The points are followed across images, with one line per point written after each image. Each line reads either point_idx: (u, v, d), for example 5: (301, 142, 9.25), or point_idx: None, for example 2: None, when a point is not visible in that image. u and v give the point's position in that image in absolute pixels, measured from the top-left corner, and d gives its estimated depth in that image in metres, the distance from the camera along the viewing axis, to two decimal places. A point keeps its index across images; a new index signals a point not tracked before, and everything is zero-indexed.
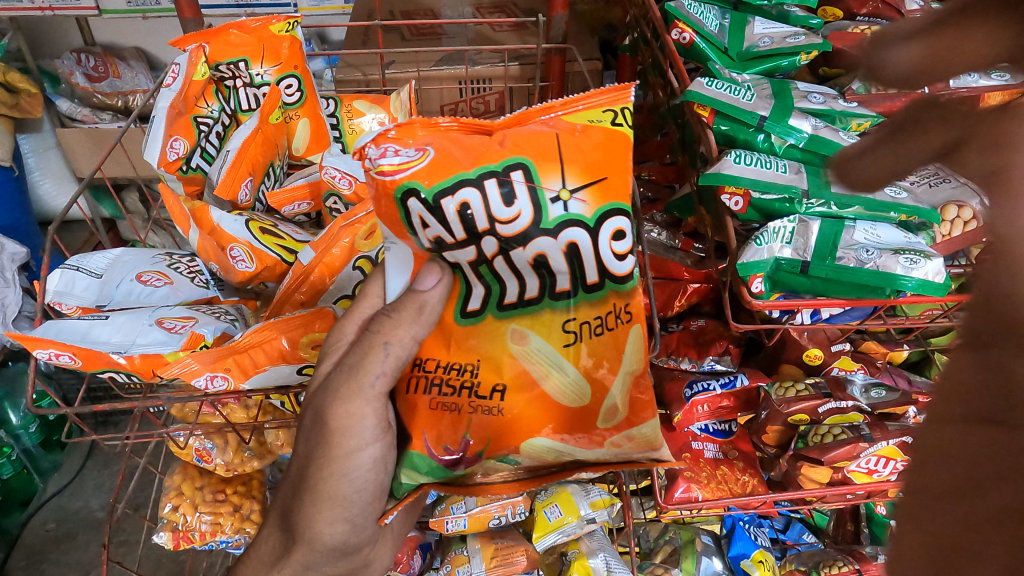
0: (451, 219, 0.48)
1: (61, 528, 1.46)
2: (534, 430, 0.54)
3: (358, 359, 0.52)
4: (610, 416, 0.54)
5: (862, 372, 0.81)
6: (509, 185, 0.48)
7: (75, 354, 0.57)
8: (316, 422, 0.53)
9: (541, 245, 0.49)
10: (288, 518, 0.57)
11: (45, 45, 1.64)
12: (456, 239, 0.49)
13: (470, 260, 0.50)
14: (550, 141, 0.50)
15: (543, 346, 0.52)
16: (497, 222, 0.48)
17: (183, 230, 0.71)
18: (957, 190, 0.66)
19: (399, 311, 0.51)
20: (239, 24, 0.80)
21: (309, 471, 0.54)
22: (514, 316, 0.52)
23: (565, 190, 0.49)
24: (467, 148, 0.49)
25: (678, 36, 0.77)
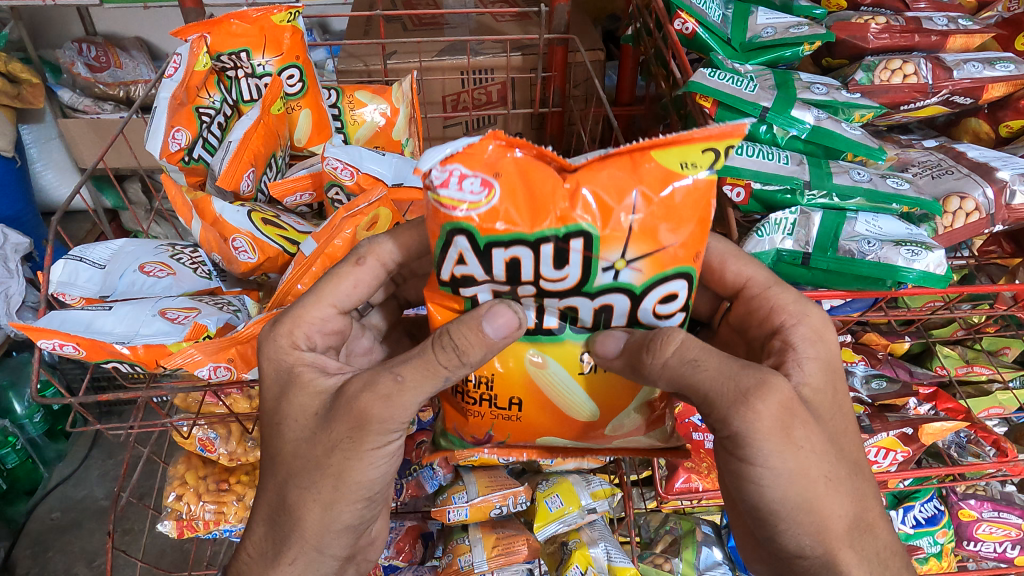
0: (496, 266, 0.46)
1: (65, 517, 1.47)
2: (547, 432, 0.56)
3: (415, 376, 0.45)
4: (617, 426, 0.56)
5: (862, 364, 0.84)
6: (565, 251, 0.45)
7: (78, 344, 0.58)
8: (344, 416, 0.46)
9: (578, 301, 0.47)
10: (286, 501, 0.49)
11: (47, 35, 1.64)
12: (492, 282, 0.47)
13: (496, 294, 0.48)
14: (625, 198, 0.44)
15: (559, 371, 0.51)
16: (543, 280, 0.46)
17: (185, 221, 0.72)
18: (958, 183, 0.67)
19: (468, 352, 0.44)
20: (240, 14, 0.79)
21: (327, 460, 0.47)
22: (533, 341, 0.50)
23: (622, 260, 0.45)
24: (531, 186, 0.44)
25: (680, 27, 0.76)
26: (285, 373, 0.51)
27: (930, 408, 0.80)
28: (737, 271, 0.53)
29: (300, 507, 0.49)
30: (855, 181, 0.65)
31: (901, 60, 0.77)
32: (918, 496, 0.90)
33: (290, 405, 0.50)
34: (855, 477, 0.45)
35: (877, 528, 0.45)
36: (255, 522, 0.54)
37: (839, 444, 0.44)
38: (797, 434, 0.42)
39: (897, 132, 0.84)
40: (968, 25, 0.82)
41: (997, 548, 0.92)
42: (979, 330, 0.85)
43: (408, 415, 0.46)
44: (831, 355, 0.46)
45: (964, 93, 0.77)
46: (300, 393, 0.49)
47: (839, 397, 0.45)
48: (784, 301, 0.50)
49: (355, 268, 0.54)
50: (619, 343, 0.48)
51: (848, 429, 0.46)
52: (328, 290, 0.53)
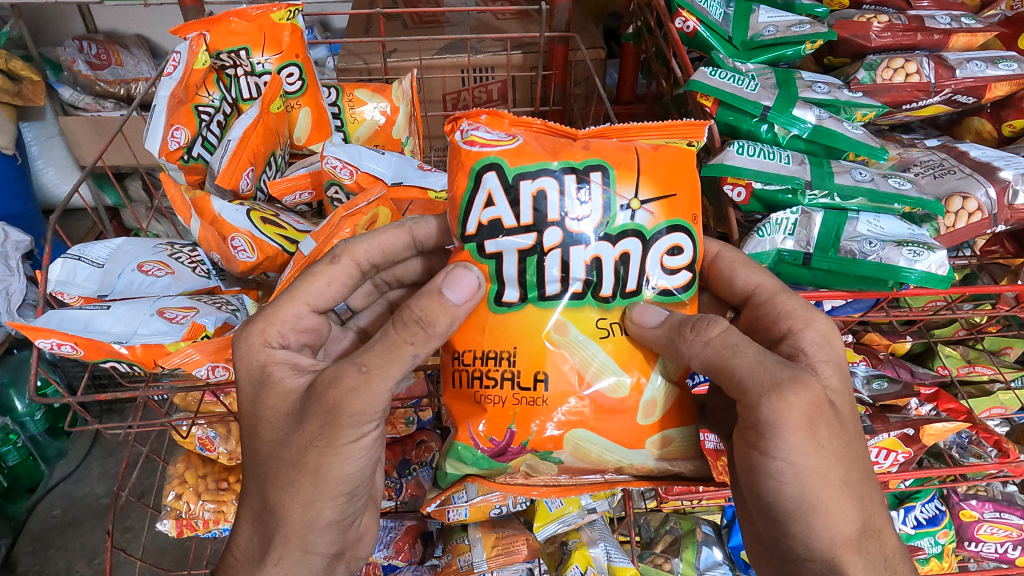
0: (523, 203, 0.50)
1: (66, 515, 1.48)
2: (575, 423, 0.50)
3: (377, 363, 0.45)
4: (652, 410, 0.52)
5: (864, 364, 0.84)
6: (586, 183, 0.50)
7: (76, 343, 0.58)
8: (316, 412, 0.46)
9: (598, 248, 0.50)
10: (269, 503, 0.49)
11: (47, 32, 1.64)
12: (517, 224, 0.49)
13: (520, 248, 0.50)
14: (629, 154, 0.52)
15: (583, 337, 0.51)
16: (567, 217, 0.50)
17: (184, 220, 0.72)
18: (961, 182, 0.66)
19: (434, 321, 0.46)
20: (239, 12, 0.79)
21: (304, 458, 0.46)
22: (555, 305, 0.50)
23: (636, 199, 0.51)
24: (547, 144, 0.52)
25: (682, 26, 0.75)
26: (257, 374, 0.50)
27: (931, 408, 0.80)
28: (746, 279, 0.53)
29: (281, 505, 0.48)
30: (856, 181, 0.65)
31: (903, 58, 0.77)
32: (919, 496, 0.89)
33: (264, 407, 0.49)
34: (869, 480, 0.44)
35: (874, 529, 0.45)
36: (241, 526, 0.53)
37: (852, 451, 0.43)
38: (821, 433, 0.42)
39: (899, 131, 0.84)
40: (971, 24, 0.81)
41: (998, 548, 0.92)
42: (981, 330, 0.85)
43: (380, 404, 0.46)
44: (841, 358, 0.46)
45: (967, 92, 0.76)
46: (272, 394, 0.49)
47: (848, 401, 0.45)
48: (791, 307, 0.49)
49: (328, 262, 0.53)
50: (658, 318, 0.50)
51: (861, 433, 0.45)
52: (300, 290, 0.53)
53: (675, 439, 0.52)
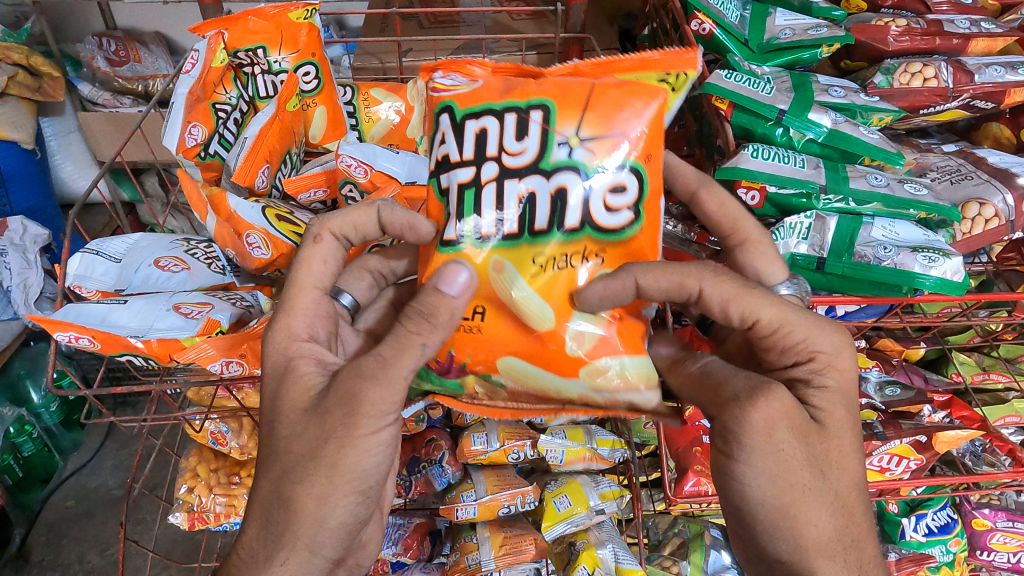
0: (467, 139, 0.53)
1: (80, 506, 1.49)
2: (506, 352, 0.53)
3: (393, 352, 0.47)
4: (582, 340, 0.52)
5: (876, 370, 0.83)
6: (526, 122, 0.52)
7: (93, 336, 0.58)
8: (336, 400, 0.46)
9: (542, 181, 0.52)
10: (282, 496, 0.47)
11: (68, 29, 1.66)
12: (465, 159, 0.53)
13: (463, 181, 0.53)
14: (578, 88, 0.53)
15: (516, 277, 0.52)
16: (505, 153, 0.52)
17: (199, 216, 0.71)
18: (978, 189, 0.66)
19: (436, 312, 0.49)
20: (257, 11, 0.80)
21: (320, 452, 0.46)
22: (493, 246, 0.52)
23: (574, 137, 0.52)
24: (511, 87, 0.54)
25: (697, 28, 0.75)
26: (281, 366, 0.51)
27: (944, 416, 0.80)
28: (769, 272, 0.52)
29: (297, 483, 0.46)
30: (872, 186, 0.64)
31: (921, 63, 0.76)
32: (930, 504, 0.89)
33: (284, 396, 0.50)
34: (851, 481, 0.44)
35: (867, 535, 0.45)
36: (249, 523, 0.51)
37: (835, 454, 0.44)
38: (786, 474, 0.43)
39: (916, 135, 0.83)
40: (991, 28, 0.81)
41: (1010, 557, 0.91)
42: (996, 338, 0.84)
43: (398, 390, 0.47)
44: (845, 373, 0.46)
45: (985, 98, 0.76)
46: (294, 385, 0.49)
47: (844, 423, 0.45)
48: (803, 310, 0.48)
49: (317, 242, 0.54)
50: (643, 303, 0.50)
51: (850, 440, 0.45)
52: (304, 276, 0.54)
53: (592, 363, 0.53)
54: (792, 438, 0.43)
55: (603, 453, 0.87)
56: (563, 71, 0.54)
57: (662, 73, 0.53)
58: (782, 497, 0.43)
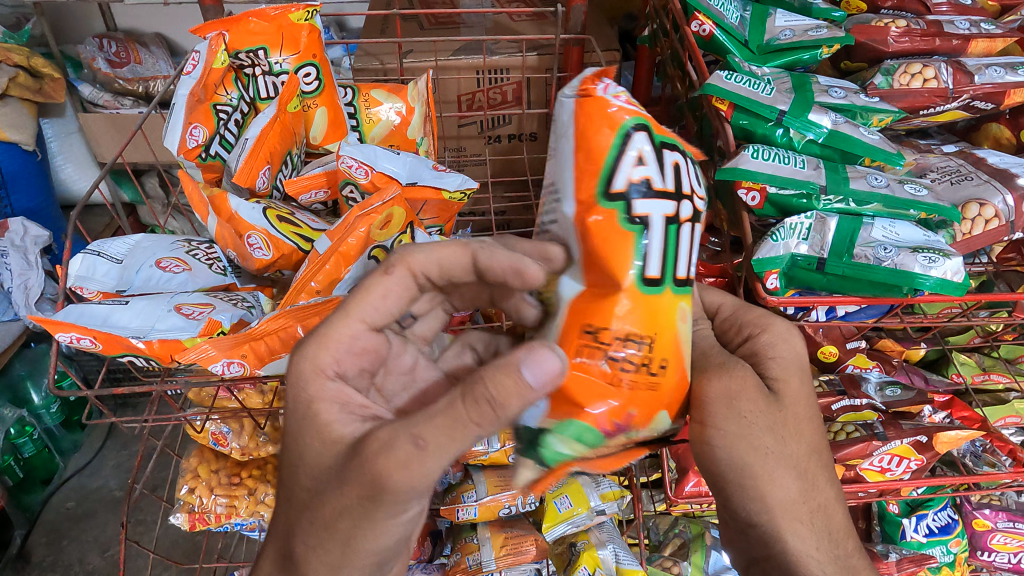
0: (675, 250, 0.45)
1: (80, 507, 1.49)
2: (625, 410, 0.44)
3: (438, 439, 0.42)
4: None
5: (877, 370, 0.83)
6: (675, 156, 0.46)
7: (95, 337, 0.58)
8: (359, 476, 0.44)
9: (656, 215, 0.44)
10: (293, 553, 0.50)
11: (70, 31, 1.67)
12: (617, 181, 0.44)
13: (608, 196, 0.44)
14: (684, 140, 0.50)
15: (688, 328, 0.47)
16: (678, 187, 0.45)
17: (200, 217, 0.71)
18: (978, 189, 0.66)
19: (507, 403, 0.42)
20: (259, 12, 0.80)
21: (336, 526, 0.47)
22: (684, 292, 0.46)
23: (702, 185, 0.49)
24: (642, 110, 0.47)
25: (697, 29, 0.75)
26: (302, 409, 0.49)
27: (944, 416, 0.79)
28: (711, 295, 0.56)
29: (317, 548, 0.48)
30: (872, 186, 0.64)
31: (921, 63, 0.76)
32: (931, 504, 0.89)
33: (307, 451, 0.49)
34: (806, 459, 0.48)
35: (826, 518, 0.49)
36: (265, 558, 0.54)
37: (800, 427, 0.48)
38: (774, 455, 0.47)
39: (916, 136, 0.83)
40: (991, 29, 0.81)
41: (1011, 558, 0.91)
42: (997, 339, 0.84)
43: (429, 479, 0.44)
44: (797, 355, 0.50)
45: (985, 98, 0.76)
46: (317, 436, 0.48)
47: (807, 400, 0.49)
48: (752, 315, 0.53)
49: (384, 276, 0.54)
50: (709, 281, 0.50)
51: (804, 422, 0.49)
52: (356, 307, 0.53)
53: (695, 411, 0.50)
54: (763, 412, 0.46)
55: None
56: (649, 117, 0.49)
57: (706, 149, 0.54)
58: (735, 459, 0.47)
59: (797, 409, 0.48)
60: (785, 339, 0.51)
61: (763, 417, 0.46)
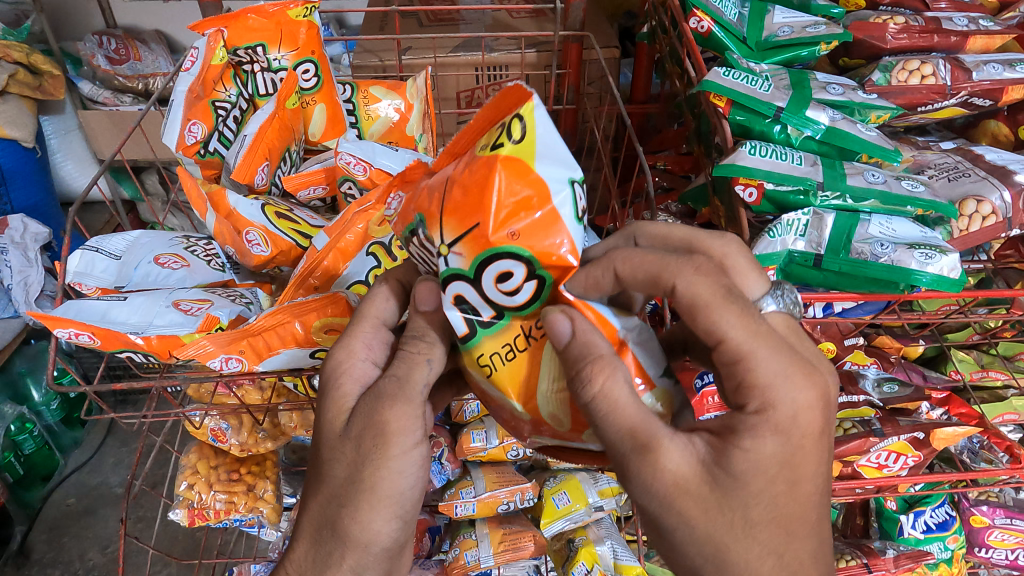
0: (452, 317, 0.46)
1: (81, 503, 1.50)
2: (538, 433, 0.49)
3: (403, 370, 0.47)
4: (561, 418, 0.46)
5: (874, 367, 0.83)
6: (424, 235, 0.47)
7: (93, 333, 0.58)
8: (363, 429, 0.46)
9: (445, 293, 0.46)
10: (327, 519, 0.47)
11: (69, 28, 1.67)
12: (424, 274, 0.50)
13: (433, 294, 0.49)
14: (436, 190, 0.46)
15: (487, 374, 0.47)
16: (433, 257, 0.47)
17: (199, 213, 0.71)
18: (975, 186, 0.66)
19: (411, 377, 0.47)
20: (257, 9, 0.80)
21: (358, 478, 0.46)
22: (462, 350, 0.47)
23: (444, 244, 0.44)
24: (415, 195, 0.50)
25: (696, 25, 0.75)
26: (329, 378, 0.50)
27: (942, 412, 0.80)
28: (695, 304, 0.42)
29: (341, 504, 0.46)
30: (870, 183, 0.64)
31: (919, 60, 0.76)
32: (929, 500, 0.89)
33: (323, 420, 0.49)
34: (801, 550, 0.39)
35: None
36: (296, 542, 0.51)
37: (755, 531, 0.38)
38: (720, 549, 0.38)
39: (915, 133, 0.83)
40: (989, 26, 0.81)
41: (1008, 554, 0.92)
42: (995, 336, 0.84)
43: (417, 410, 0.46)
44: (781, 451, 0.38)
45: (983, 95, 0.76)
46: (330, 409, 0.49)
47: (792, 495, 0.39)
48: (760, 373, 0.39)
49: (385, 287, 0.54)
50: (564, 330, 0.42)
51: (798, 510, 0.39)
52: (369, 308, 0.52)
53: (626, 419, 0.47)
54: (700, 509, 0.38)
55: None
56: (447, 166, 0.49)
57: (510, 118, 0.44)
58: (696, 556, 0.39)
59: (774, 502, 0.38)
60: (797, 418, 0.39)
61: (703, 517, 0.38)
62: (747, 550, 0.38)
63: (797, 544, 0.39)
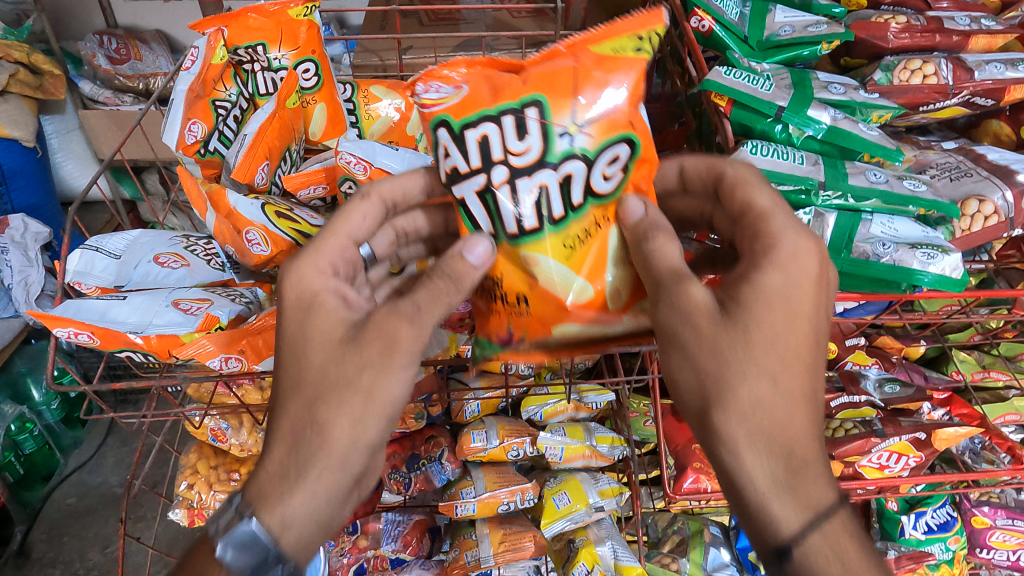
0: (527, 205, 0.49)
1: (81, 503, 1.49)
2: (564, 319, 0.51)
3: (425, 300, 0.46)
4: (585, 291, 0.50)
5: (876, 367, 0.84)
6: (522, 121, 0.48)
7: (93, 333, 0.58)
8: (373, 336, 0.45)
9: (543, 178, 0.48)
10: (305, 425, 0.44)
11: (70, 27, 1.67)
12: (470, 168, 0.49)
13: (479, 189, 0.50)
14: (565, 72, 0.48)
15: (553, 265, 0.50)
16: (510, 155, 0.48)
17: (199, 213, 0.72)
18: (978, 185, 0.66)
19: (463, 281, 0.47)
20: (258, 8, 0.80)
21: (354, 376, 0.44)
22: (522, 243, 0.50)
23: (574, 124, 0.48)
24: (492, 83, 0.48)
25: (697, 24, 0.75)
26: (304, 300, 0.49)
27: (944, 413, 0.80)
28: (743, 197, 0.49)
29: (322, 405, 0.44)
30: (871, 182, 0.64)
31: (921, 60, 0.76)
32: (930, 501, 0.89)
33: (308, 328, 0.47)
34: (802, 407, 0.40)
35: (844, 527, 0.39)
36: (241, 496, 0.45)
37: (770, 347, 0.40)
38: (729, 368, 0.40)
39: (916, 133, 0.83)
40: (991, 25, 0.81)
41: (1009, 555, 0.91)
42: (997, 336, 0.83)
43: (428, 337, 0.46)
44: (796, 286, 0.42)
45: (985, 95, 0.76)
46: (320, 319, 0.47)
47: (791, 326, 0.41)
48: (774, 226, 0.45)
49: (365, 201, 0.56)
50: (639, 212, 0.49)
51: (799, 342, 0.41)
52: (342, 225, 0.53)
53: (621, 296, 0.51)
54: (711, 326, 0.41)
55: (602, 450, 0.87)
56: (540, 56, 0.49)
57: (634, 37, 0.48)
58: (709, 381, 0.41)
59: (782, 326, 0.41)
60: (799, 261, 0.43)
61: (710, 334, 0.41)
62: (753, 366, 0.40)
63: (791, 388, 0.40)
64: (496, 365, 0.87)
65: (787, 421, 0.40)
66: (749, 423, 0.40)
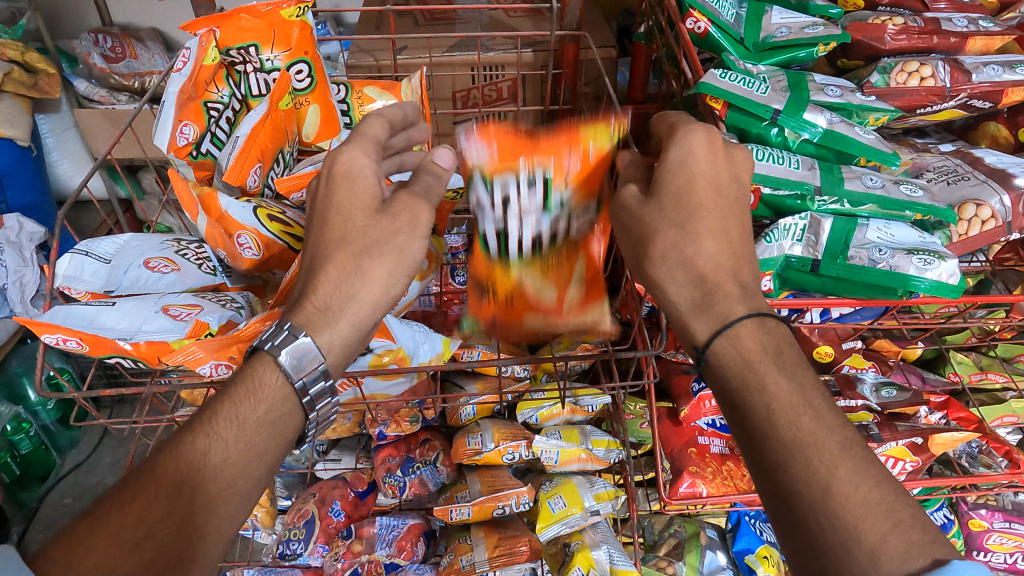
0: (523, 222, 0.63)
1: (78, 504, 1.49)
2: (527, 310, 0.67)
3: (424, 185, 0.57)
4: (547, 292, 0.66)
5: (872, 371, 0.83)
6: (530, 180, 0.62)
7: (81, 339, 0.58)
8: (399, 208, 0.54)
9: (537, 208, 0.63)
10: (329, 298, 0.51)
11: (65, 26, 1.67)
12: (484, 196, 0.62)
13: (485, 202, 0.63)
14: (564, 155, 0.63)
15: (531, 281, 0.66)
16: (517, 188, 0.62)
17: (190, 216, 0.70)
18: (974, 189, 0.65)
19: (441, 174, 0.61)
20: (249, 9, 0.79)
21: (387, 239, 0.53)
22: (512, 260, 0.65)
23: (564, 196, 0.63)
24: (508, 146, 0.62)
25: (693, 26, 0.74)
26: (344, 173, 0.55)
27: (941, 416, 0.80)
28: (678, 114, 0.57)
29: (349, 278, 0.52)
30: (867, 187, 0.63)
31: (918, 62, 0.76)
32: (928, 504, 0.88)
33: (335, 207, 0.54)
34: (711, 242, 0.50)
35: (749, 331, 0.48)
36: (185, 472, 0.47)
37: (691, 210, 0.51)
38: (650, 230, 0.52)
39: (913, 134, 0.83)
40: (989, 27, 0.80)
41: (1007, 558, 0.91)
42: (993, 339, 0.83)
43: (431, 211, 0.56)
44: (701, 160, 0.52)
45: (982, 97, 0.75)
46: (352, 191, 0.55)
47: (695, 189, 0.52)
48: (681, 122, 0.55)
49: (382, 119, 0.61)
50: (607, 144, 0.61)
51: (702, 203, 0.51)
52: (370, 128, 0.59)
53: (575, 296, 0.67)
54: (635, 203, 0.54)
55: (598, 454, 0.87)
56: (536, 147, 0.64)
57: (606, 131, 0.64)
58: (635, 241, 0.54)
59: (686, 190, 0.52)
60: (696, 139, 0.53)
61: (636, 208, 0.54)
62: (669, 226, 0.51)
63: (706, 237, 0.50)
64: (491, 368, 0.86)
65: (715, 273, 0.50)
66: (675, 268, 0.51)
